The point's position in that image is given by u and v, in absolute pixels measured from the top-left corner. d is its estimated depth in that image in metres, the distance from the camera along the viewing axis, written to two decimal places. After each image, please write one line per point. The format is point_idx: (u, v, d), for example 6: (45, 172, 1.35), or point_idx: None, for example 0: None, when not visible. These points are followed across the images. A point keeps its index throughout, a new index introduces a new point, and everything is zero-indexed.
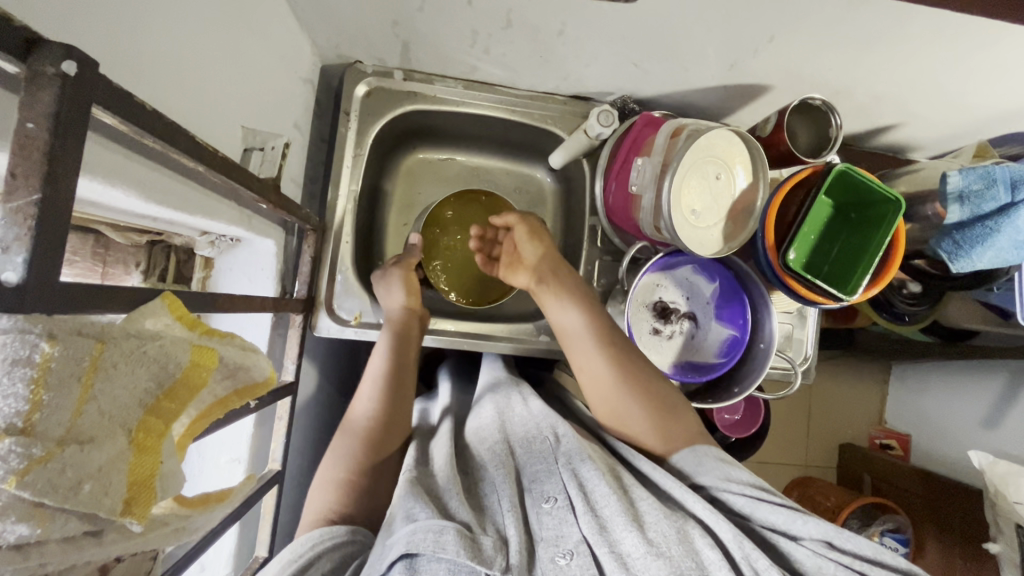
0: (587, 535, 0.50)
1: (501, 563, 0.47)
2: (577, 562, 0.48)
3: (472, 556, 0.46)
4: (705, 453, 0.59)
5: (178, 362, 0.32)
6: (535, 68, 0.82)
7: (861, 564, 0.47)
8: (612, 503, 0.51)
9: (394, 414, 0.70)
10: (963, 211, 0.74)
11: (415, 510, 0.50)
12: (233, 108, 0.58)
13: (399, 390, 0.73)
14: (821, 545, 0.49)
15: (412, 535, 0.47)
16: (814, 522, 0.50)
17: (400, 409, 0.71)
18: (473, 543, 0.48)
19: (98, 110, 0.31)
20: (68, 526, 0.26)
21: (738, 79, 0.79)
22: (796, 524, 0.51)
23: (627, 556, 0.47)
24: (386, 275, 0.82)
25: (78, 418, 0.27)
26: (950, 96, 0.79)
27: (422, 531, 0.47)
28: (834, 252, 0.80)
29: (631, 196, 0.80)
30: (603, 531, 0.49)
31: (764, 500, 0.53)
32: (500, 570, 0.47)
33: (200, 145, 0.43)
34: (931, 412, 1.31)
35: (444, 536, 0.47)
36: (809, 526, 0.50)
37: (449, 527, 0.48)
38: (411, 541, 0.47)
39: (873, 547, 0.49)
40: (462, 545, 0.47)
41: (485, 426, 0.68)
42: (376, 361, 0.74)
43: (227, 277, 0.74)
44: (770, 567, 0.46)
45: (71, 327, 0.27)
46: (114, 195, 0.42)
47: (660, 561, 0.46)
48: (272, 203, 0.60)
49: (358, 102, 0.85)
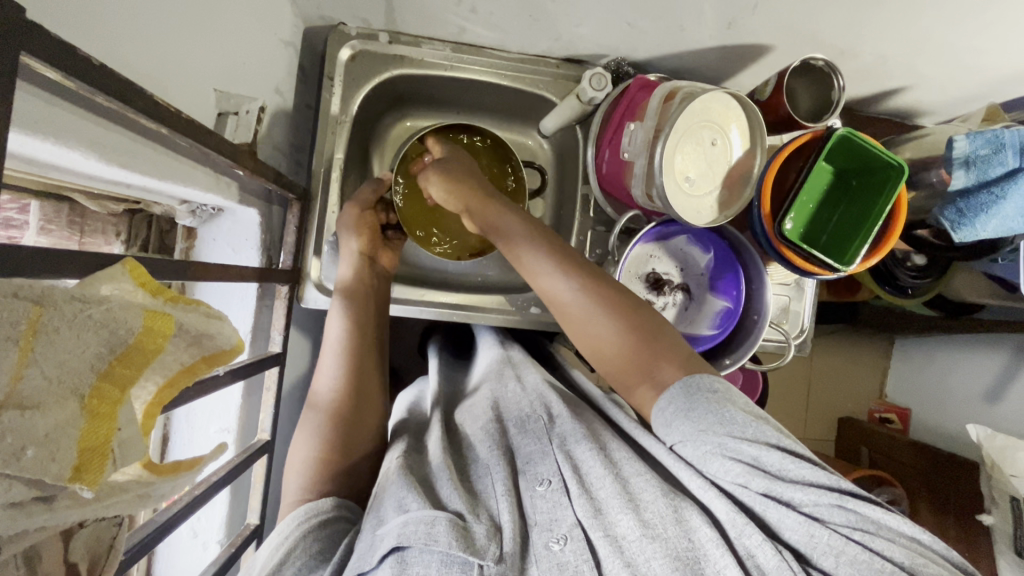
0: (582, 518, 0.48)
1: (495, 552, 0.46)
2: (572, 547, 0.46)
3: (464, 547, 0.45)
4: (700, 387, 0.53)
5: (130, 328, 0.31)
6: (525, 27, 0.78)
7: (864, 538, 0.44)
8: (608, 485, 0.50)
9: (362, 392, 0.67)
10: (967, 177, 0.71)
11: (406, 500, 0.50)
12: (206, 70, 0.56)
13: (365, 350, 0.70)
14: (821, 512, 0.45)
15: (403, 527, 0.47)
16: (812, 488, 0.46)
17: (370, 373, 0.70)
18: (465, 531, 0.47)
19: (36, 64, 0.30)
20: (13, 491, 0.26)
21: (737, 39, 0.75)
22: (794, 491, 0.46)
23: (622, 538, 0.46)
24: (342, 220, 0.78)
25: (18, 383, 0.26)
26: (962, 58, 0.75)
27: (412, 523, 0.47)
28: (833, 222, 0.78)
29: (624, 163, 0.78)
30: (599, 514, 0.48)
31: (760, 462, 0.48)
32: (494, 559, 0.46)
33: (161, 105, 0.41)
34: (933, 386, 1.30)
35: (435, 527, 0.46)
36: (807, 493, 0.46)
37: (441, 518, 0.47)
38: (402, 533, 0.46)
39: (878, 513, 0.45)
40: (454, 535, 0.46)
41: (478, 406, 0.67)
42: (333, 323, 0.69)
43: (211, 248, 0.73)
44: (763, 543, 0.44)
45: (6, 288, 0.26)
46: (74, 158, 0.41)
47: (656, 544, 0.45)
48: (249, 168, 0.58)
49: (342, 67, 0.82)
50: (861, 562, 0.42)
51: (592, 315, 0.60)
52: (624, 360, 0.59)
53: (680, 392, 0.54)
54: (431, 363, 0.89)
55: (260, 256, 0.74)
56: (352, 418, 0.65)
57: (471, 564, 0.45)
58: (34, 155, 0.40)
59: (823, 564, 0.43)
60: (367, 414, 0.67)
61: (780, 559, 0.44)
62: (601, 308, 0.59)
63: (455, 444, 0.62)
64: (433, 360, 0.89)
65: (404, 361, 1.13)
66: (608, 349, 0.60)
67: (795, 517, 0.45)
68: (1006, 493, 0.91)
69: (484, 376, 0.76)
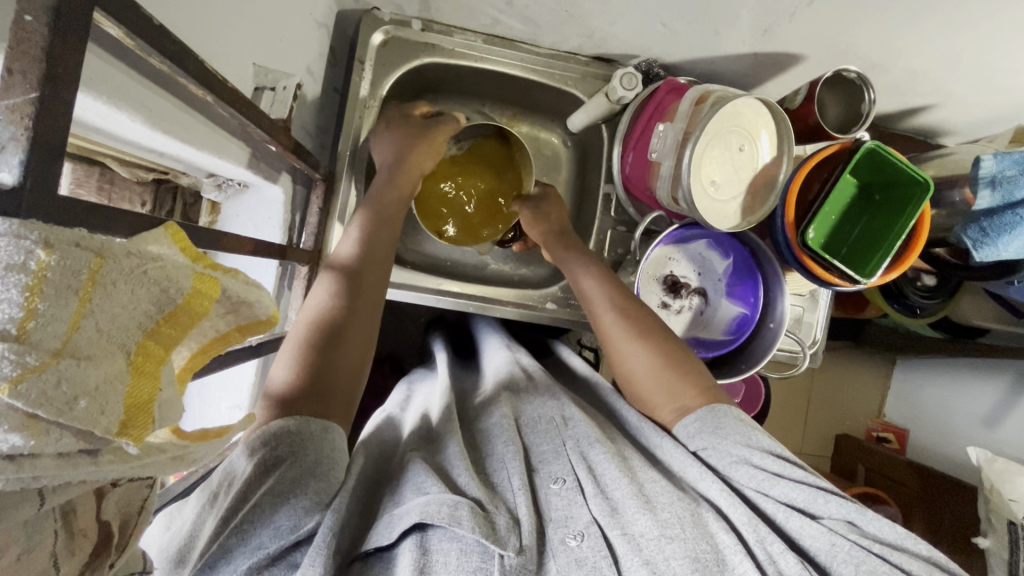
0: (598, 516, 0.49)
1: (515, 543, 0.46)
2: (589, 543, 0.47)
3: (486, 535, 0.45)
4: (725, 414, 0.58)
5: (180, 287, 0.31)
6: (559, 23, 0.78)
7: (884, 551, 0.46)
8: (623, 487, 0.50)
9: (338, 351, 0.60)
10: (994, 197, 0.72)
11: (425, 483, 0.49)
12: (247, 43, 0.56)
13: (348, 317, 0.63)
14: (840, 526, 0.49)
15: (426, 506, 0.46)
16: (834, 501, 0.50)
17: (352, 345, 0.62)
18: (488, 519, 0.47)
19: (103, 20, 0.30)
20: (62, 441, 0.26)
21: (771, 46, 0.75)
22: (816, 502, 0.50)
23: (640, 537, 0.46)
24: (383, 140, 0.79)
25: (74, 332, 0.26)
26: (993, 78, 0.75)
27: (434, 503, 0.46)
28: (854, 234, 0.79)
29: (650, 163, 0.78)
30: (615, 513, 0.49)
31: (783, 475, 0.52)
32: (514, 550, 0.46)
33: (209, 72, 0.41)
34: (931, 407, 1.30)
35: (459, 510, 0.46)
36: (829, 506, 0.50)
37: (463, 503, 0.47)
38: (425, 511, 0.45)
39: (897, 533, 0.48)
40: (476, 521, 0.46)
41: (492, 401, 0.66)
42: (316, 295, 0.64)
43: (234, 224, 0.72)
44: (785, 552, 0.46)
45: (69, 237, 0.26)
46: (120, 120, 0.41)
47: (675, 544, 0.45)
48: (282, 144, 0.58)
49: (373, 51, 0.82)
50: (881, 572, 0.45)
51: (625, 341, 0.67)
52: (651, 379, 0.64)
53: (706, 414, 0.59)
54: (438, 357, 0.89)
55: (283, 234, 0.74)
56: (319, 390, 0.57)
57: (491, 555, 0.45)
58: (81, 115, 0.40)
59: (841, 573, 0.46)
60: (340, 388, 0.59)
61: (801, 566, 0.45)
62: (633, 337, 0.67)
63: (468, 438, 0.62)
64: (443, 355, 0.89)
65: (411, 350, 1.13)
66: (635, 372, 0.66)
67: (817, 526, 0.48)
68: (1004, 516, 0.91)
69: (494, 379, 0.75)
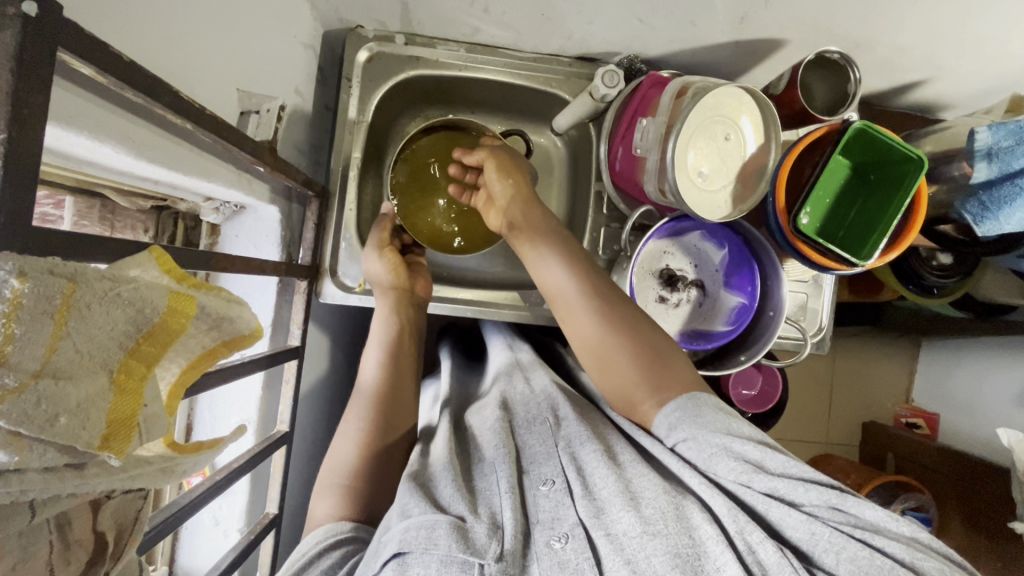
0: (584, 518, 0.49)
1: (495, 550, 0.47)
2: (573, 545, 0.47)
3: (463, 547, 0.46)
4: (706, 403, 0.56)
5: (154, 306, 0.32)
6: (538, 26, 0.79)
7: (864, 535, 0.45)
8: (610, 484, 0.50)
9: (392, 410, 0.69)
10: (990, 169, 0.70)
11: (409, 506, 0.51)
12: (230, 70, 0.58)
13: (398, 383, 0.72)
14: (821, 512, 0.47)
15: (405, 533, 0.48)
16: (813, 488, 0.48)
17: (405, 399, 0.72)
18: (465, 533, 0.48)
19: (71, 59, 0.32)
20: (46, 456, 0.28)
21: (751, 33, 0.74)
22: (797, 491, 0.48)
23: (622, 537, 0.46)
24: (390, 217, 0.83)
25: (53, 354, 0.27)
26: (986, 47, 0.73)
27: (413, 528, 0.48)
28: (850, 218, 0.77)
29: (636, 159, 0.78)
30: (600, 514, 0.49)
31: (763, 464, 0.50)
32: (494, 557, 0.46)
33: (185, 101, 0.43)
34: (960, 389, 1.26)
35: (436, 531, 0.47)
36: (811, 494, 0.48)
37: (442, 522, 0.48)
38: (404, 539, 0.47)
39: (880, 515, 0.47)
40: (455, 537, 0.47)
41: (489, 408, 0.67)
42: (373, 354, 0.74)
43: (234, 244, 0.75)
44: (764, 541, 0.45)
45: (43, 265, 0.27)
46: (104, 151, 0.43)
47: (656, 541, 0.45)
48: (269, 165, 0.60)
49: (359, 68, 0.84)
50: (861, 558, 0.44)
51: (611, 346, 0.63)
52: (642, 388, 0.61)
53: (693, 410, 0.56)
54: (444, 365, 0.92)
55: (280, 251, 0.75)
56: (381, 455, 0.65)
57: (470, 564, 0.45)
58: (69, 150, 0.42)
59: (826, 563, 0.45)
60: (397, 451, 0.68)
61: (780, 555, 0.44)
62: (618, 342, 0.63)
63: (462, 446, 0.64)
64: (446, 363, 0.91)
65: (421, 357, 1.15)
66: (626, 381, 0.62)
67: (797, 515, 0.47)
68: None
69: (495, 376, 0.78)
